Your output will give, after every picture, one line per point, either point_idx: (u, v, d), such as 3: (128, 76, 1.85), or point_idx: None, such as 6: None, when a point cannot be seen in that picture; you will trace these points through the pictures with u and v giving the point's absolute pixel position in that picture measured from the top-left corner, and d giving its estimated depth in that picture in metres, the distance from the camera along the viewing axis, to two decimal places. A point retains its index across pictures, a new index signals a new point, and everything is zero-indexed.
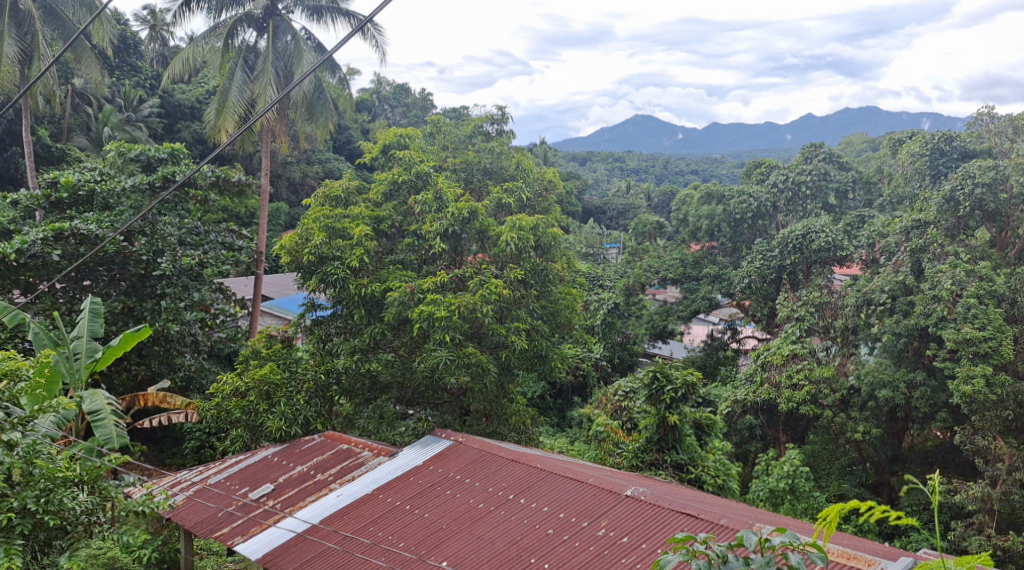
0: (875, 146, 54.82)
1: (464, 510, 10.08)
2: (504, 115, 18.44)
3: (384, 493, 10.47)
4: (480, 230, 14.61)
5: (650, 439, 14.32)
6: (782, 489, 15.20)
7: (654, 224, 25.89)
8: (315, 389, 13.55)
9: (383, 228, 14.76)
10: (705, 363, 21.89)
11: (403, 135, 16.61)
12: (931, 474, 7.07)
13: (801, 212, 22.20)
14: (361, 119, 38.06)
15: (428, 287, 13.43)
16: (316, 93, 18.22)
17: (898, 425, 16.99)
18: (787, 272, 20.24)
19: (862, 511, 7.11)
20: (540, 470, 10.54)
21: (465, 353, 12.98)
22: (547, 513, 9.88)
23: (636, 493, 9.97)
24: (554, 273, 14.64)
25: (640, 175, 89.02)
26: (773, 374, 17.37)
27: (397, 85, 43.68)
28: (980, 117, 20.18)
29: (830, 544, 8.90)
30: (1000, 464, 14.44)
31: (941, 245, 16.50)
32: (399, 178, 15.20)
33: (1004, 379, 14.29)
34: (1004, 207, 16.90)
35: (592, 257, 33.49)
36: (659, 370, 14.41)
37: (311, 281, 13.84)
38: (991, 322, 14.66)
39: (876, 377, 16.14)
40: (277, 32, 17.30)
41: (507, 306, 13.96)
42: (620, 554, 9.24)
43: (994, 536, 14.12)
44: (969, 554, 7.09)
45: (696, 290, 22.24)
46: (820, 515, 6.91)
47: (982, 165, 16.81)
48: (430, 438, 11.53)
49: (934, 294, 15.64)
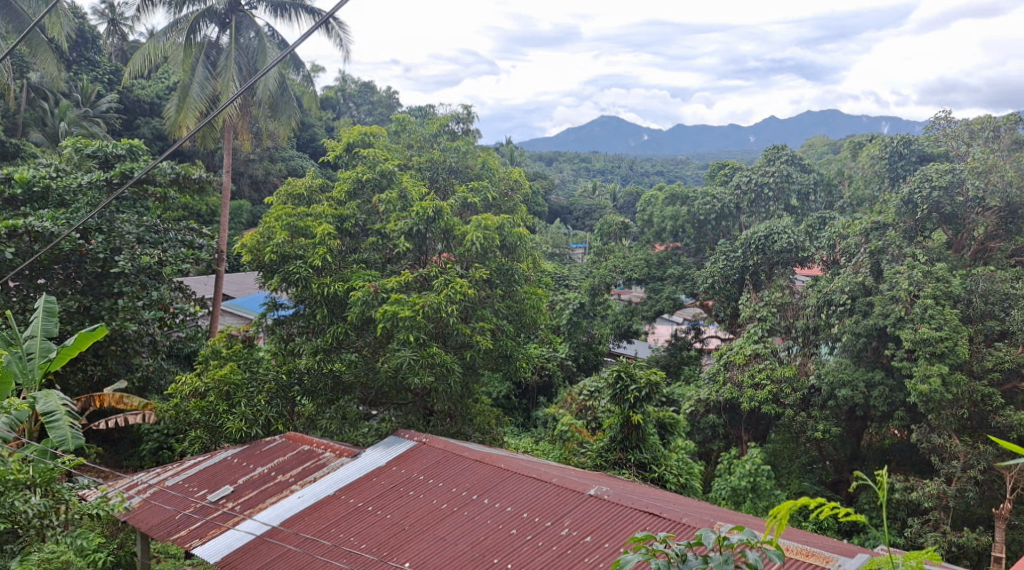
0: (836, 149, 55.73)
1: (428, 511, 10.03)
2: (470, 114, 18.23)
3: (346, 494, 10.40)
4: (445, 229, 14.50)
5: (613, 439, 14.32)
6: (743, 488, 15.36)
7: (619, 225, 25.87)
8: (276, 389, 13.43)
9: (346, 227, 14.55)
10: (669, 363, 22.02)
11: (368, 133, 16.32)
12: (882, 470, 7.13)
13: (764, 213, 22.43)
14: (326, 116, 37.80)
15: (392, 286, 13.35)
16: (280, 92, 18.02)
17: (858, 424, 17.23)
18: (750, 272, 20.46)
19: (815, 507, 7.15)
20: (504, 470, 10.52)
21: (430, 354, 12.91)
22: (510, 513, 9.86)
23: (600, 493, 9.98)
24: (519, 272, 14.58)
25: (607, 176, 89.33)
26: (735, 373, 17.50)
27: (362, 83, 43.41)
28: (938, 121, 20.54)
29: (790, 541, 8.98)
30: (954, 461, 14.74)
31: (899, 247, 16.77)
32: (363, 176, 15.00)
33: (960, 378, 14.54)
34: (960, 209, 17.16)
35: (558, 258, 33.47)
36: (623, 369, 14.44)
37: (273, 280, 13.66)
38: (948, 323, 14.91)
39: (836, 376, 16.32)
40: (240, 28, 17.17)
41: (472, 305, 13.92)
42: (583, 554, 9.25)
43: (949, 532, 14.44)
44: (922, 549, 7.15)
45: (660, 290, 22.35)
46: (773, 511, 6.94)
47: (940, 168, 17.09)
48: (393, 438, 11.47)
49: (892, 294, 15.85)
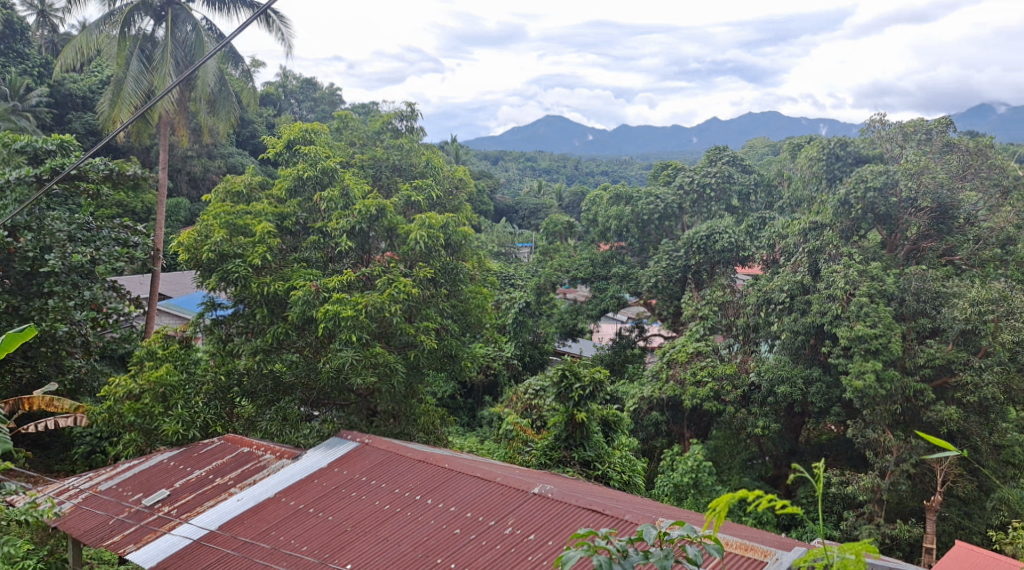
0: (775, 151, 56.98)
1: (370, 512, 9.95)
2: (413, 112, 18.31)
3: (287, 496, 10.26)
4: (389, 228, 14.46)
5: (558, 437, 14.36)
6: (686, 484, 15.59)
7: (564, 224, 25.94)
8: (214, 390, 13.28)
9: (287, 225, 14.34)
10: (613, 360, 22.18)
11: (309, 129, 15.83)
12: (818, 461, 7.13)
13: (706, 214, 22.81)
14: (267, 113, 37.27)
15: (334, 285, 13.20)
16: (219, 88, 17.70)
17: (796, 420, 17.59)
18: (692, 271, 20.77)
19: (752, 500, 7.15)
20: (448, 470, 10.48)
21: (373, 354, 12.84)
22: (454, 513, 9.83)
23: (544, 491, 9.99)
24: (464, 272, 14.61)
25: (552, 175, 89.65)
26: (678, 371, 17.69)
27: (304, 79, 42.86)
28: (872, 123, 20.90)
29: (730, 536, 9.09)
30: (888, 455, 15.16)
31: (836, 246, 17.11)
32: (304, 174, 14.71)
33: (894, 375, 14.91)
34: (894, 210, 17.69)
35: (504, 256, 33.49)
36: (568, 368, 14.39)
37: (210, 279, 13.36)
38: (882, 320, 15.28)
39: (775, 372, 16.53)
40: (176, 22, 16.77)
41: (417, 305, 13.82)
42: (526, 552, 9.25)
43: (882, 525, 14.84)
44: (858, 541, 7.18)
45: (604, 289, 22.23)
46: (711, 505, 6.94)
47: (875, 169, 17.54)
48: (336, 439, 11.35)
49: (829, 293, 16.14)
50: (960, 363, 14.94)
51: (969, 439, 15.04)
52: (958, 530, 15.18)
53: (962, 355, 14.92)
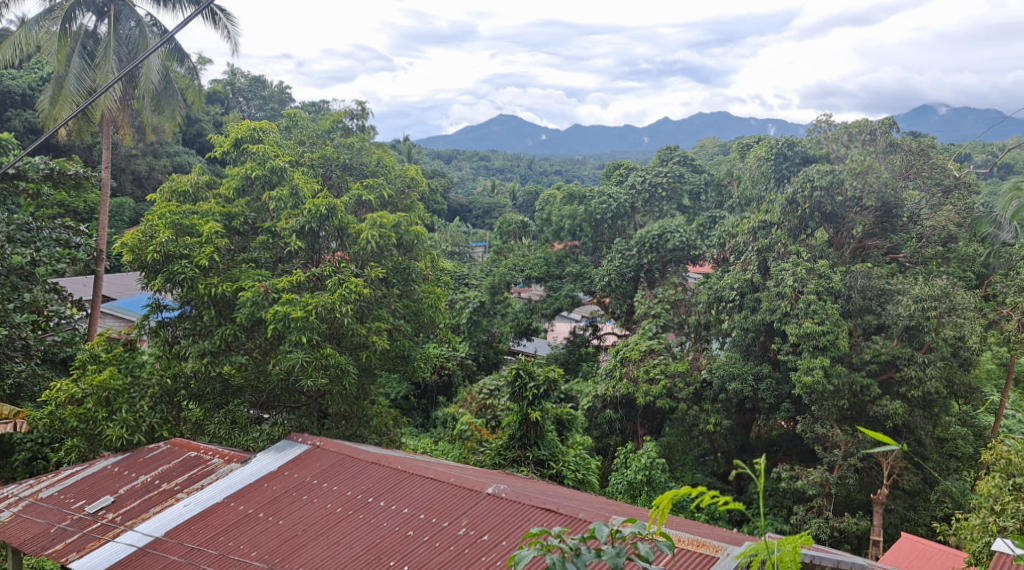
0: (726, 150, 57.68)
1: (322, 515, 9.83)
2: (363, 110, 18.46)
3: (235, 501, 10.09)
4: (339, 227, 14.27)
5: (512, 436, 14.34)
6: (639, 481, 15.68)
7: (518, 224, 25.91)
8: (160, 394, 12.94)
9: (235, 225, 14.10)
10: (567, 359, 22.25)
11: (257, 128, 15.56)
12: (761, 455, 6.75)
13: (658, 213, 22.90)
14: (215, 110, 36.69)
15: (283, 286, 13.02)
16: (163, 86, 17.39)
17: (747, 416, 17.81)
18: (644, 270, 20.92)
19: (698, 494, 6.98)
20: (400, 472, 10.42)
21: (323, 355, 12.71)
22: (407, 515, 9.75)
23: (498, 491, 9.97)
24: (417, 272, 14.55)
25: (505, 175, 89.68)
26: (631, 369, 17.75)
27: (252, 77, 42.27)
28: (819, 124, 20.76)
29: (681, 532, 9.16)
30: (836, 450, 15.41)
31: (784, 245, 17.36)
32: (251, 173, 14.50)
33: (841, 370, 15.18)
34: (840, 209, 17.86)
35: (457, 256, 33.41)
36: (523, 367, 14.40)
37: (156, 281, 13.04)
38: (829, 317, 15.50)
39: (726, 369, 16.71)
40: (119, 19, 16.44)
41: (368, 305, 13.69)
42: (480, 553, 9.19)
43: (831, 518, 15.09)
44: (795, 534, 6.76)
45: (559, 288, 22.47)
46: (656, 501, 6.80)
47: (821, 169, 17.59)
48: (286, 442, 11.20)
49: (778, 291, 16.36)
50: (905, 359, 15.22)
51: (913, 433, 15.44)
52: (903, 522, 15.57)
53: (907, 351, 15.22)
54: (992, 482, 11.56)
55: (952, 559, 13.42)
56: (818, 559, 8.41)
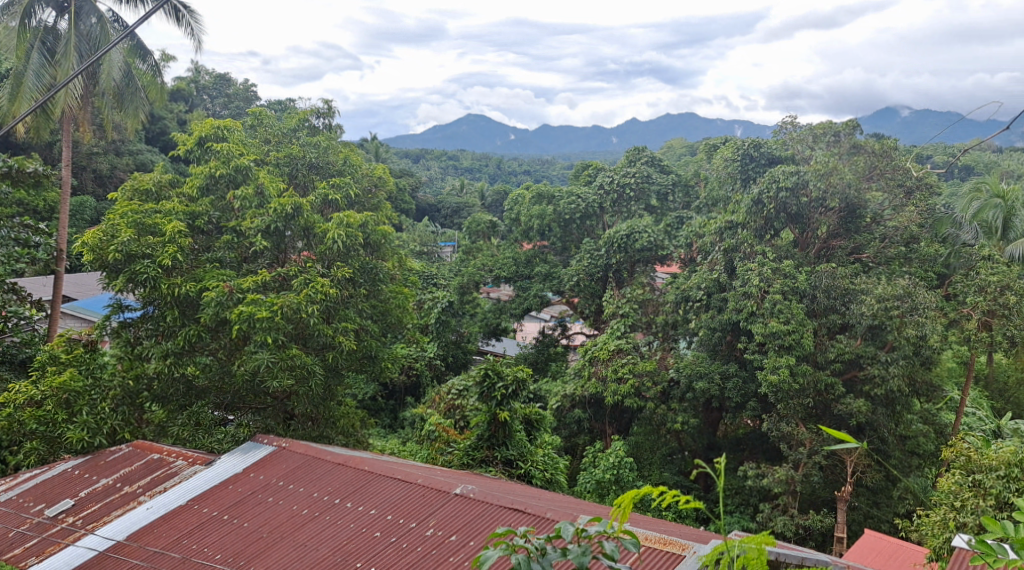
0: (693, 151, 58.08)
1: (287, 517, 9.75)
2: (330, 109, 18.33)
3: (199, 503, 9.97)
4: (305, 227, 14.16)
5: (480, 437, 14.31)
6: (608, 480, 15.72)
7: (487, 224, 25.88)
8: (122, 395, 12.68)
9: (199, 224, 13.92)
10: (536, 359, 22.18)
11: (222, 127, 15.38)
12: (721, 452, 6.78)
13: (626, 213, 22.85)
14: (179, 108, 36.26)
15: (248, 286, 12.89)
16: (125, 83, 17.18)
17: (713, 415, 18.00)
18: (613, 270, 20.99)
19: (660, 493, 6.98)
20: (367, 473, 10.37)
21: (289, 356, 12.61)
22: (374, 516, 9.70)
23: (465, 491, 9.95)
24: (384, 272, 14.51)
25: (474, 174, 89.58)
26: (599, 368, 17.79)
27: (217, 75, 41.86)
28: (784, 126, 20.91)
29: (648, 531, 9.20)
30: (801, 448, 15.56)
31: (750, 246, 17.54)
32: (216, 172, 14.37)
33: (806, 369, 15.34)
34: (805, 210, 18.15)
35: (425, 256, 33.34)
36: (491, 367, 14.42)
37: (117, 280, 12.79)
38: (794, 317, 15.66)
39: (694, 368, 16.83)
40: (80, 14, 16.10)
41: (335, 305, 13.57)
42: (448, 553, 9.15)
43: (796, 515, 15.24)
44: (758, 533, 6.76)
45: (527, 288, 22.20)
46: (617, 500, 6.78)
47: (786, 170, 17.76)
48: (251, 444, 11.10)
49: (744, 290, 16.51)
50: (868, 358, 15.42)
51: (876, 431, 15.66)
52: (866, 518, 15.83)
53: (870, 350, 15.42)
54: (952, 479, 11.73)
55: (915, 555, 13.59)
56: (781, 557, 8.47)
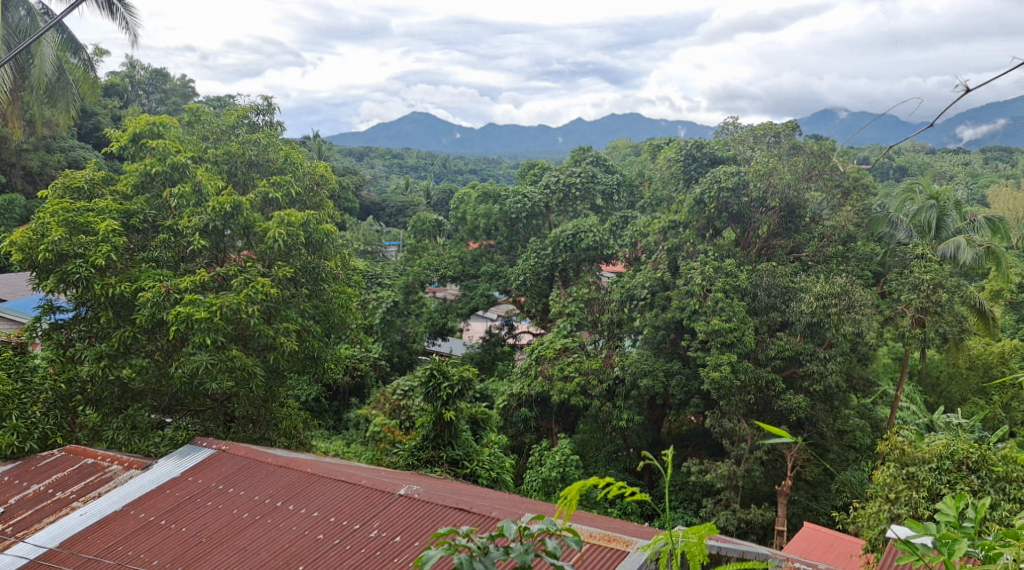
0: (637, 151, 58.70)
1: (227, 521, 9.56)
2: (270, 106, 18.03)
3: (136, 508, 9.73)
4: (245, 225, 14.00)
5: (426, 437, 14.20)
6: (554, 478, 15.74)
7: (432, 223, 25.77)
8: (53, 400, 12.42)
9: (133, 223, 13.48)
10: (483, 359, 22.16)
11: (157, 123, 15.03)
12: (671, 444, 6.66)
13: (571, 213, 23.17)
14: (113, 104, 35.35)
15: (186, 286, 12.62)
16: (56, 79, 16.74)
17: (658, 411, 18.18)
18: (559, 269, 21.03)
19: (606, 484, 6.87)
20: (310, 475, 10.24)
21: (228, 357, 12.37)
22: (317, 518, 9.56)
23: (410, 492, 9.86)
24: (326, 271, 14.33)
25: (419, 174, 89.10)
26: (546, 367, 17.82)
27: (153, 71, 40.96)
28: (726, 126, 21.41)
29: (593, 528, 9.22)
30: (742, 443, 15.80)
31: (693, 245, 17.87)
32: (151, 169, 14.03)
33: (747, 366, 15.59)
34: (746, 210, 18.46)
35: (370, 255, 33.11)
36: (437, 367, 14.37)
37: (48, 281, 12.40)
38: (736, 315, 15.90)
39: (638, 366, 16.85)
40: (8, 6, 15.66)
41: (276, 305, 13.39)
42: (393, 554, 9.05)
43: (738, 510, 15.48)
44: (702, 524, 6.78)
45: (474, 287, 22.28)
46: (562, 494, 6.70)
47: (727, 170, 18.13)
48: (189, 447, 10.88)
49: (687, 289, 16.72)
50: (808, 354, 15.69)
51: (815, 426, 15.95)
52: (806, 512, 16.21)
53: (809, 347, 15.70)
54: (887, 472, 12.02)
55: (849, 546, 13.83)
56: (724, 550, 8.56)
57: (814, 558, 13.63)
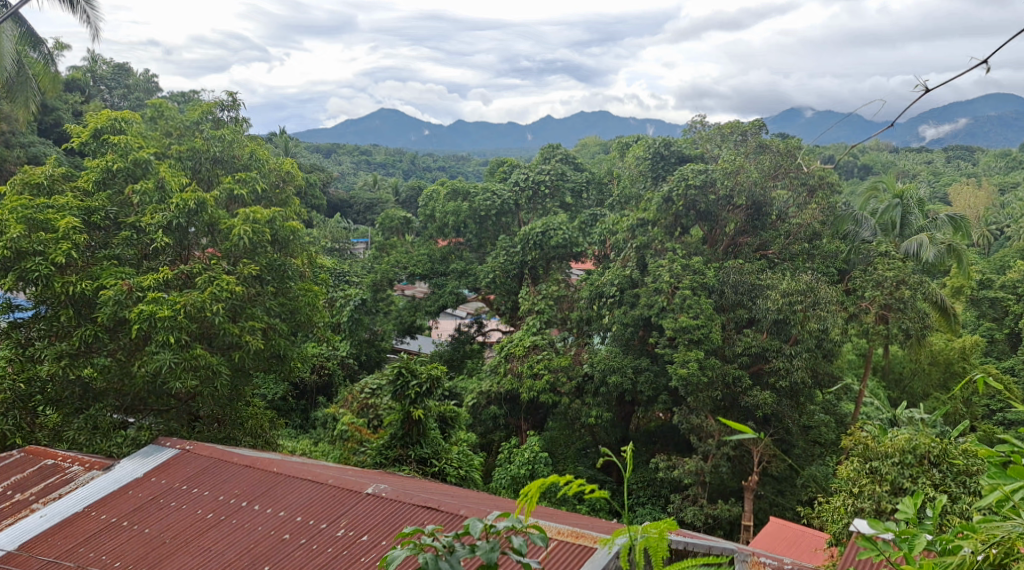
0: (606, 148, 58.92)
1: (191, 522, 9.44)
2: (235, 102, 17.84)
3: (97, 510, 9.58)
4: (210, 222, 13.84)
5: (394, 436, 14.14)
6: (523, 475, 15.74)
7: (401, 220, 25.70)
8: (12, 399, 12.17)
9: (94, 220, 13.20)
10: (452, 357, 22.06)
11: (119, 118, 14.82)
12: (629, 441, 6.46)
13: (541, 210, 23.11)
14: (74, 98, 34.76)
15: (149, 284, 12.44)
16: (15, 73, 16.42)
17: (627, 409, 18.24)
18: (528, 267, 21.02)
19: (568, 482, 6.73)
20: (276, 474, 10.14)
21: (192, 356, 12.20)
22: (283, 518, 9.47)
23: (378, 491, 9.80)
24: (293, 269, 14.25)
25: (387, 170, 88.67)
26: (515, 364, 17.80)
27: (115, 65, 40.34)
28: (694, 124, 21.82)
29: (561, 525, 9.25)
30: (710, 439, 15.90)
31: (661, 242, 17.95)
32: (113, 165, 13.79)
33: (714, 362, 15.70)
34: (713, 208, 18.65)
35: (337, 252, 32.91)
36: (404, 365, 14.18)
37: (6, 279, 12.16)
38: (703, 311, 16.05)
39: (607, 363, 16.88)
40: None
41: (241, 304, 13.27)
42: (359, 553, 8.99)
43: (705, 505, 15.59)
44: (662, 521, 6.66)
45: (443, 285, 22.04)
46: (522, 491, 6.63)
47: (695, 169, 18.33)
48: (152, 447, 10.73)
49: (655, 286, 16.78)
50: (774, 351, 15.83)
51: (781, 422, 16.11)
52: (772, 507, 16.38)
53: (775, 343, 15.85)
54: (851, 467, 12.17)
55: (815, 540, 13.99)
56: (691, 546, 8.63)
57: (780, 552, 13.76)
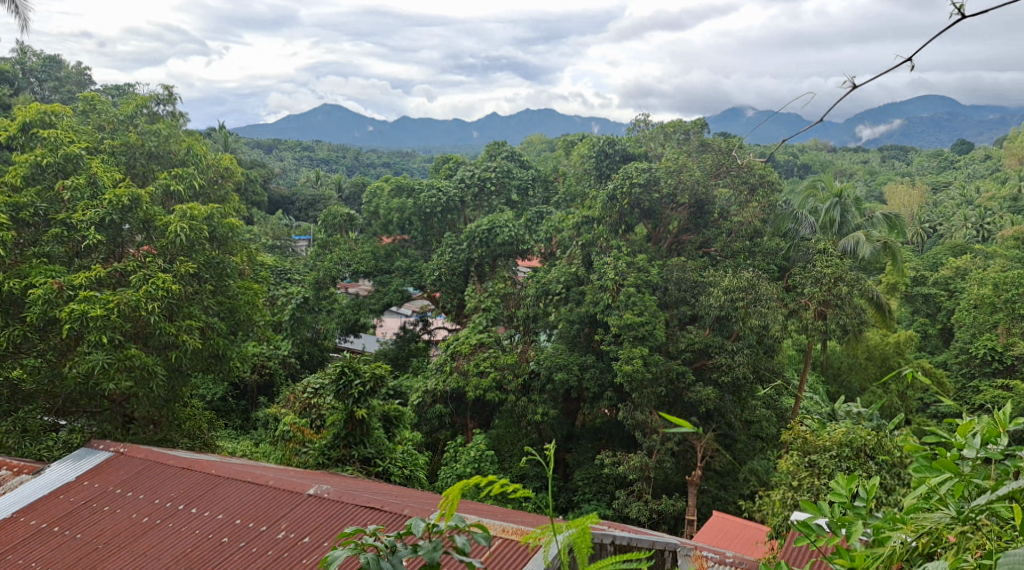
0: (550, 146, 59.11)
1: (125, 526, 9.17)
2: (171, 96, 17.45)
3: (26, 516, 9.28)
4: (145, 219, 13.50)
5: (337, 436, 13.92)
6: (468, 473, 15.66)
7: (344, 217, 25.52)
8: None
9: (23, 217, 12.72)
10: (397, 355, 21.90)
11: (49, 112, 14.37)
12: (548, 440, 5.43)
13: (487, 207, 23.02)
14: (2, 91, 33.71)
15: (81, 282, 12.09)
16: None
17: (572, 404, 18.53)
18: (474, 264, 20.92)
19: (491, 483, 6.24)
20: (214, 476, 9.93)
21: (126, 356, 11.85)
22: (221, 521, 9.26)
23: (320, 491, 9.64)
24: (231, 266, 13.97)
25: (330, 167, 87.69)
26: (461, 362, 17.71)
27: (45, 57, 39.17)
28: (638, 124, 22.00)
29: (506, 523, 9.23)
30: (654, 435, 15.99)
31: (606, 240, 17.93)
32: (43, 160, 13.34)
33: (658, 359, 15.81)
34: (657, 206, 18.85)
35: (277, 250, 32.43)
36: (348, 364, 14.08)
37: None
38: (647, 309, 16.16)
39: (554, 360, 16.98)
40: None
41: (178, 303, 12.94)
42: (301, 555, 8.78)
43: (650, 501, 15.69)
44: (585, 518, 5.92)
45: (387, 282, 22.03)
46: (445, 492, 6.37)
47: (639, 167, 18.45)
48: (85, 450, 10.45)
49: (600, 284, 16.83)
50: (716, 347, 16.03)
51: (723, 417, 16.32)
52: (715, 501, 16.57)
53: (717, 340, 16.06)
54: (791, 460, 12.39)
55: (756, 533, 14.18)
56: (636, 542, 8.68)
57: (721, 546, 13.91)
